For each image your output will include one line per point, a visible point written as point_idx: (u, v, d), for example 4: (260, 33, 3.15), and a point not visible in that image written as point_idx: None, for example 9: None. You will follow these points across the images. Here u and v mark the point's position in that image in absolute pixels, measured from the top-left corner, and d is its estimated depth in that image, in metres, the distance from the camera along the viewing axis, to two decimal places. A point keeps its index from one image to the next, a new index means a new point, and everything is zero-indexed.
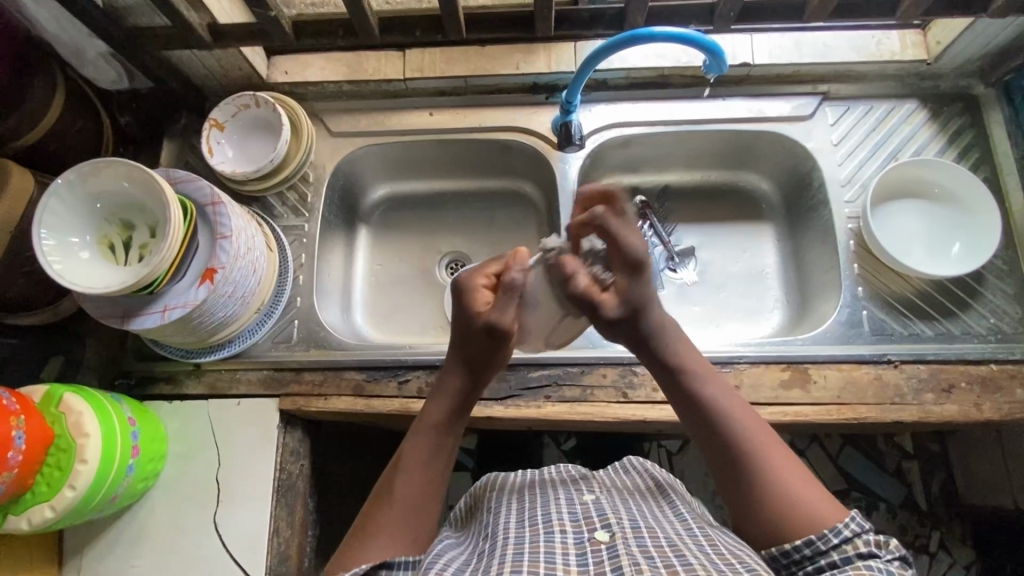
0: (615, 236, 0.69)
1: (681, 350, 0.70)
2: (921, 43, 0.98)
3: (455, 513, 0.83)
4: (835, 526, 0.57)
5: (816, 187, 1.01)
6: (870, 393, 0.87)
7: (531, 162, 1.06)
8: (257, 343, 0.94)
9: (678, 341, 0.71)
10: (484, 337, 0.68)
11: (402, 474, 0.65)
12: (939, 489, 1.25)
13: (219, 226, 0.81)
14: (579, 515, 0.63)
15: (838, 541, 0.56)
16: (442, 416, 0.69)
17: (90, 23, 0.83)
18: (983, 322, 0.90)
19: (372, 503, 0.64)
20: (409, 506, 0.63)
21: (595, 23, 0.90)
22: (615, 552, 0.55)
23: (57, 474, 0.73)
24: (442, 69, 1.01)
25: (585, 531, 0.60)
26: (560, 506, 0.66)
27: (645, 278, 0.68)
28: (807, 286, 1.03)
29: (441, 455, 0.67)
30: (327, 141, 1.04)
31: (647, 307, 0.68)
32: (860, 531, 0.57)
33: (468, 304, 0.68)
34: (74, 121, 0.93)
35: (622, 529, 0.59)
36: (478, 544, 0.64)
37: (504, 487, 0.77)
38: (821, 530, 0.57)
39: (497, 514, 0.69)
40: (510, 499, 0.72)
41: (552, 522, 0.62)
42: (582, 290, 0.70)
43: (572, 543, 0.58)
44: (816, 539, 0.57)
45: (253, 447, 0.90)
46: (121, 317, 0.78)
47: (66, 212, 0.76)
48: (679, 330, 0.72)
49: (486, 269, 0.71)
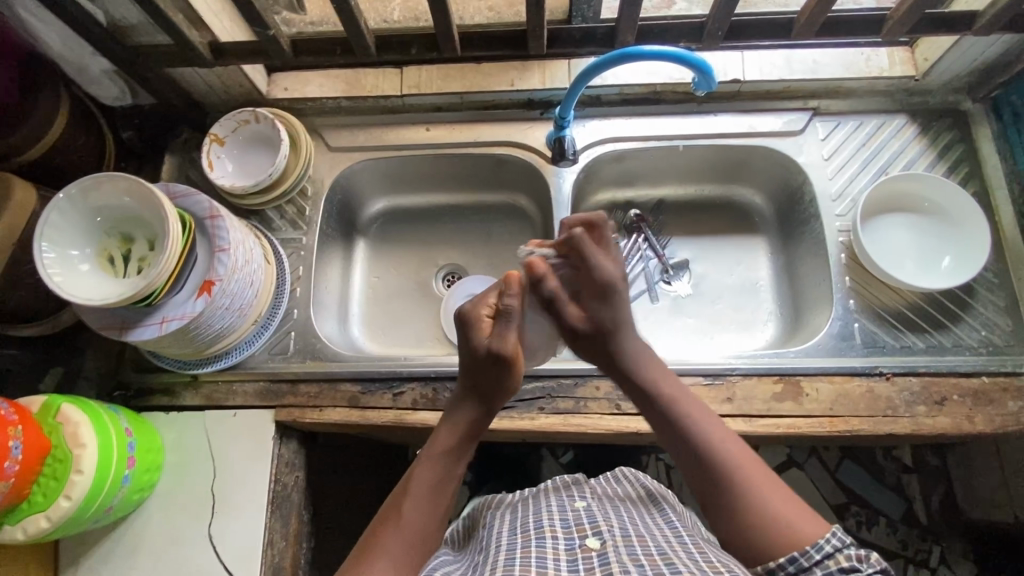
0: (587, 257, 0.74)
1: (656, 376, 0.73)
2: (909, 59, 0.99)
3: (452, 534, 0.84)
4: (818, 542, 0.57)
5: (808, 201, 1.02)
6: (862, 406, 0.87)
7: (526, 176, 1.08)
8: (254, 354, 0.95)
9: (653, 364, 0.74)
10: (489, 363, 0.69)
11: (408, 498, 0.65)
12: (938, 503, 1.24)
13: (218, 239, 0.83)
14: (570, 521, 0.64)
15: (821, 556, 0.56)
16: (455, 438, 0.70)
17: (94, 42, 0.85)
18: (974, 334, 0.91)
19: (376, 525, 0.64)
20: (413, 531, 0.63)
21: (586, 40, 0.91)
22: (606, 558, 0.56)
23: (52, 484, 0.73)
24: (438, 86, 1.03)
25: (576, 538, 0.60)
26: (551, 514, 0.67)
27: (616, 302, 0.75)
28: (801, 299, 1.03)
29: (449, 483, 0.67)
30: (325, 155, 1.06)
31: (617, 329, 0.74)
32: (841, 546, 0.57)
33: (472, 333, 0.71)
34: (78, 136, 0.94)
35: (613, 537, 0.60)
36: (475, 558, 0.65)
37: (498, 505, 0.78)
38: (804, 547, 0.57)
39: (490, 529, 0.69)
40: (504, 512, 0.73)
41: (544, 529, 0.63)
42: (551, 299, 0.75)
43: (564, 549, 0.59)
44: (799, 556, 0.57)
45: (248, 459, 0.90)
46: (120, 329, 0.80)
47: (67, 225, 0.78)
48: (648, 352, 0.75)
49: (487, 297, 0.74)
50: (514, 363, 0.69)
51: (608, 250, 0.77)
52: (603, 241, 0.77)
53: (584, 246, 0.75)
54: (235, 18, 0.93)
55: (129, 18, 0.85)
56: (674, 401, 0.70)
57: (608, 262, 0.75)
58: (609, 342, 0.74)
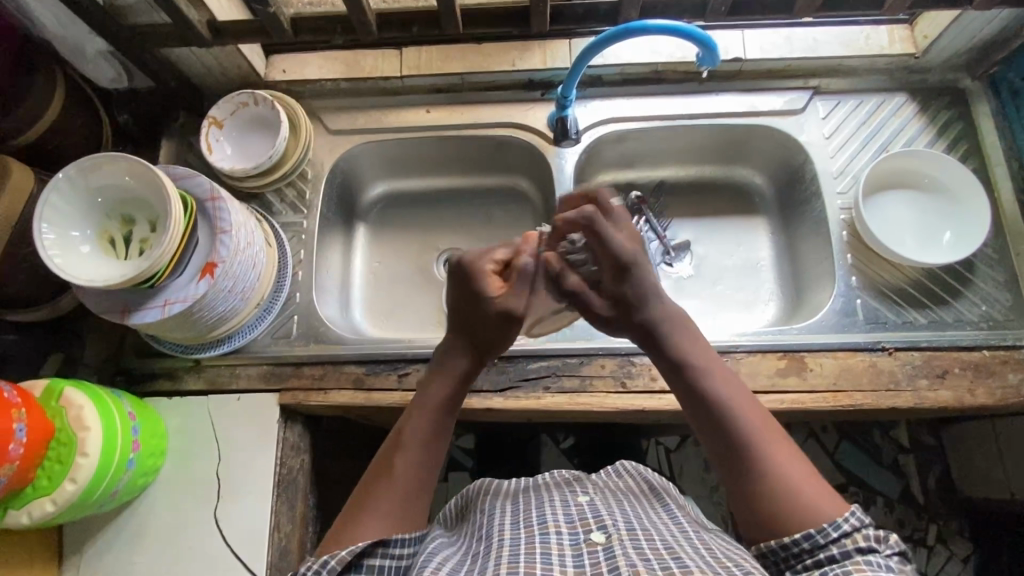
0: (603, 238, 0.73)
1: (688, 342, 0.72)
2: (909, 37, 1.00)
3: (446, 511, 0.85)
4: (835, 521, 0.57)
5: (809, 179, 1.02)
6: (865, 380, 0.88)
7: (527, 157, 1.07)
8: (256, 339, 0.94)
9: (682, 330, 0.72)
10: (495, 322, 0.71)
11: (401, 451, 0.65)
12: (935, 482, 1.26)
13: (220, 222, 0.82)
14: (574, 516, 0.64)
15: (838, 534, 0.56)
16: (447, 393, 0.70)
17: (90, 21, 0.83)
18: (975, 309, 0.92)
19: (369, 480, 0.64)
20: (408, 486, 0.63)
21: (588, 17, 0.90)
22: (611, 553, 0.56)
23: (57, 467, 0.73)
24: (438, 67, 1.02)
25: (580, 533, 0.61)
26: (556, 508, 0.67)
27: (637, 275, 0.73)
28: (801, 279, 1.04)
29: (440, 435, 0.68)
30: (324, 139, 1.05)
31: (646, 300, 0.73)
32: (860, 526, 0.57)
33: (475, 287, 0.71)
34: (73, 118, 0.93)
35: (618, 530, 0.60)
36: (472, 545, 0.65)
37: (498, 491, 0.78)
38: (821, 524, 0.57)
39: (492, 516, 0.69)
40: (505, 502, 0.73)
41: (548, 524, 0.63)
42: (573, 291, 0.79)
43: (568, 544, 0.59)
44: (815, 533, 0.57)
45: (253, 442, 0.90)
46: (121, 312, 0.79)
47: (67, 207, 0.76)
48: (682, 321, 0.73)
49: (482, 253, 0.73)
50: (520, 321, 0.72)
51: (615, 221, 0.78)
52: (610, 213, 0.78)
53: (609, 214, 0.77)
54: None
55: None
56: (713, 384, 0.68)
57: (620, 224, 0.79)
58: (642, 311, 0.73)
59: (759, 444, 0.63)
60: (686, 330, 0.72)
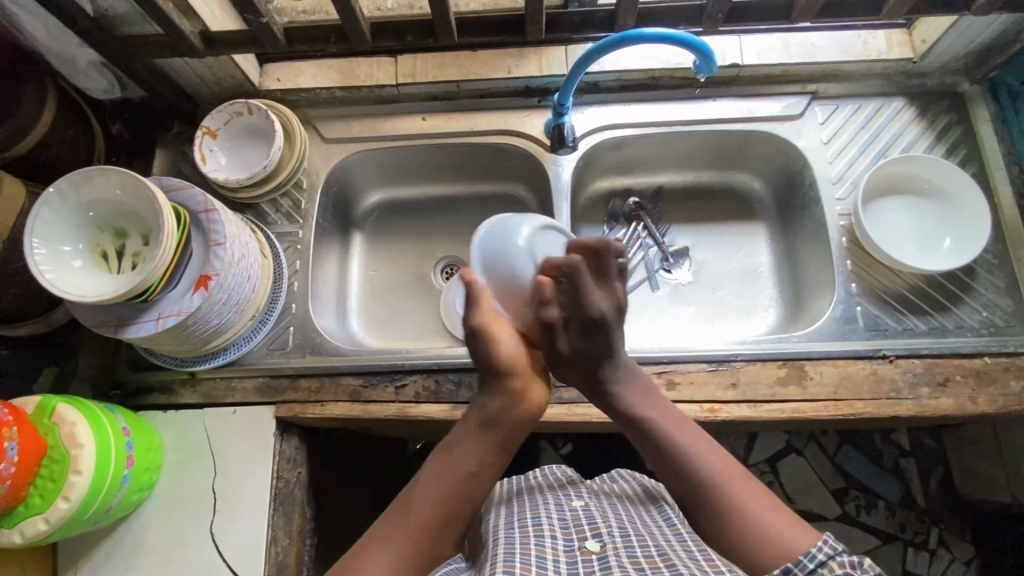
0: (585, 299, 0.70)
1: (636, 391, 0.73)
2: (907, 41, 0.99)
3: None
4: (809, 551, 0.56)
5: (808, 185, 1.02)
6: (866, 389, 0.87)
7: (524, 164, 1.07)
8: (251, 351, 0.94)
9: (631, 381, 0.74)
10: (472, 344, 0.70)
11: (422, 486, 0.63)
12: (936, 486, 1.25)
13: (214, 234, 0.81)
14: (569, 521, 0.65)
15: (814, 565, 0.54)
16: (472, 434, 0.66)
17: (81, 33, 0.82)
18: (975, 315, 0.91)
19: (388, 513, 0.62)
20: (424, 521, 0.60)
21: (585, 25, 0.90)
22: (607, 563, 0.57)
23: (50, 486, 0.72)
24: (434, 74, 1.01)
25: (575, 539, 0.61)
26: (549, 511, 0.68)
27: (603, 336, 0.71)
28: (801, 285, 1.03)
29: (469, 475, 0.64)
30: (319, 147, 1.04)
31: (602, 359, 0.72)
32: (834, 553, 0.55)
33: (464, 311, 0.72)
34: (65, 130, 0.92)
35: (612, 539, 0.61)
36: (475, 558, 0.65)
37: (493, 497, 0.78)
38: (798, 556, 0.56)
39: (488, 524, 0.70)
40: (502, 507, 0.73)
41: (542, 527, 0.64)
42: (551, 321, 0.70)
43: (562, 550, 0.60)
44: (794, 567, 0.55)
45: (249, 456, 0.89)
46: (114, 326, 0.78)
47: (58, 222, 0.76)
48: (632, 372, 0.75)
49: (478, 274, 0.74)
50: (488, 330, 0.68)
51: (609, 278, 0.72)
52: (606, 268, 0.72)
53: (580, 280, 0.69)
54: (226, 7, 0.90)
55: (117, 7, 0.83)
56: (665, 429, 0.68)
57: (615, 290, 0.73)
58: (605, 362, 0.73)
59: (719, 482, 0.62)
60: (635, 380, 0.74)
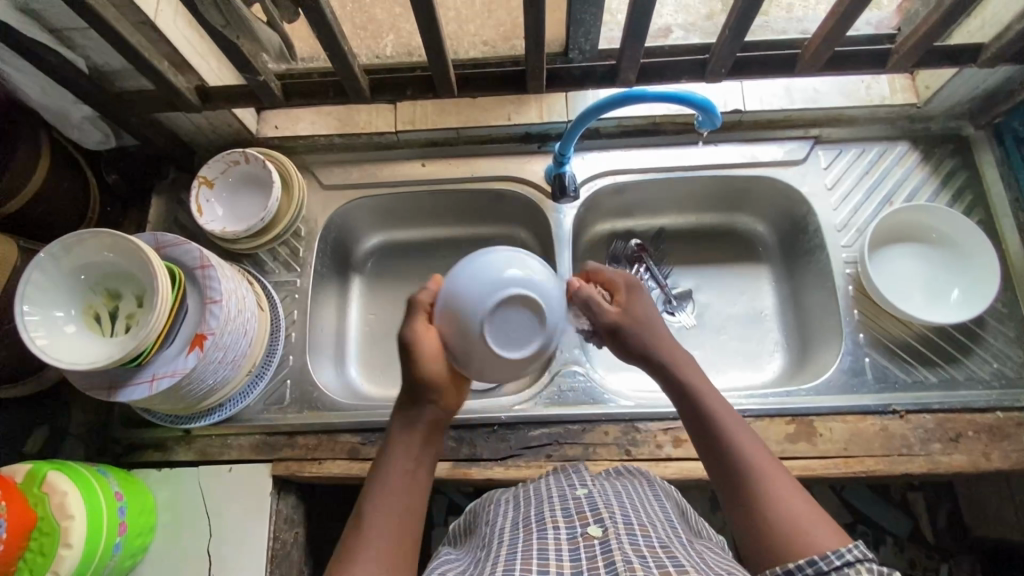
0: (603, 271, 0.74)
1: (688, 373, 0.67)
2: (910, 86, 0.98)
3: (452, 531, 0.81)
4: (838, 549, 0.51)
5: (812, 231, 1.00)
6: (877, 445, 0.85)
7: (525, 210, 1.05)
8: (248, 406, 0.92)
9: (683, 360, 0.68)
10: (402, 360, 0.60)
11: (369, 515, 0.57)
12: (945, 522, 1.23)
13: (210, 290, 0.80)
14: (572, 510, 0.61)
15: (840, 563, 0.50)
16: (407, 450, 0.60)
17: (76, 90, 0.81)
18: (986, 367, 0.89)
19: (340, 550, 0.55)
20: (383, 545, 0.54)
21: (585, 79, 0.89)
22: (608, 547, 0.53)
23: (39, 560, 0.69)
24: (433, 122, 1.01)
25: (577, 526, 0.57)
26: (553, 503, 0.64)
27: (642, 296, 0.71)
28: (807, 330, 1.02)
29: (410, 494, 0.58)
30: (317, 194, 1.03)
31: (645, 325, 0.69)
32: (863, 557, 0.50)
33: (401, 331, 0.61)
34: (59, 184, 0.91)
35: (614, 524, 0.57)
36: (476, 554, 0.61)
37: (497, 499, 0.74)
38: (825, 551, 0.52)
39: (493, 524, 0.66)
40: (507, 505, 0.69)
41: (545, 520, 0.60)
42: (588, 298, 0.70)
43: (565, 539, 0.56)
44: (818, 559, 0.51)
45: (244, 515, 0.87)
46: (108, 389, 0.76)
47: (49, 287, 0.74)
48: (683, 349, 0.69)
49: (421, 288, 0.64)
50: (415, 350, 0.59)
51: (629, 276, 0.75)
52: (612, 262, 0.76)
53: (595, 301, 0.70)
54: (222, 59, 0.89)
55: (112, 63, 0.82)
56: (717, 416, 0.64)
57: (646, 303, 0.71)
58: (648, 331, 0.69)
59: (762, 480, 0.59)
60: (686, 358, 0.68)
